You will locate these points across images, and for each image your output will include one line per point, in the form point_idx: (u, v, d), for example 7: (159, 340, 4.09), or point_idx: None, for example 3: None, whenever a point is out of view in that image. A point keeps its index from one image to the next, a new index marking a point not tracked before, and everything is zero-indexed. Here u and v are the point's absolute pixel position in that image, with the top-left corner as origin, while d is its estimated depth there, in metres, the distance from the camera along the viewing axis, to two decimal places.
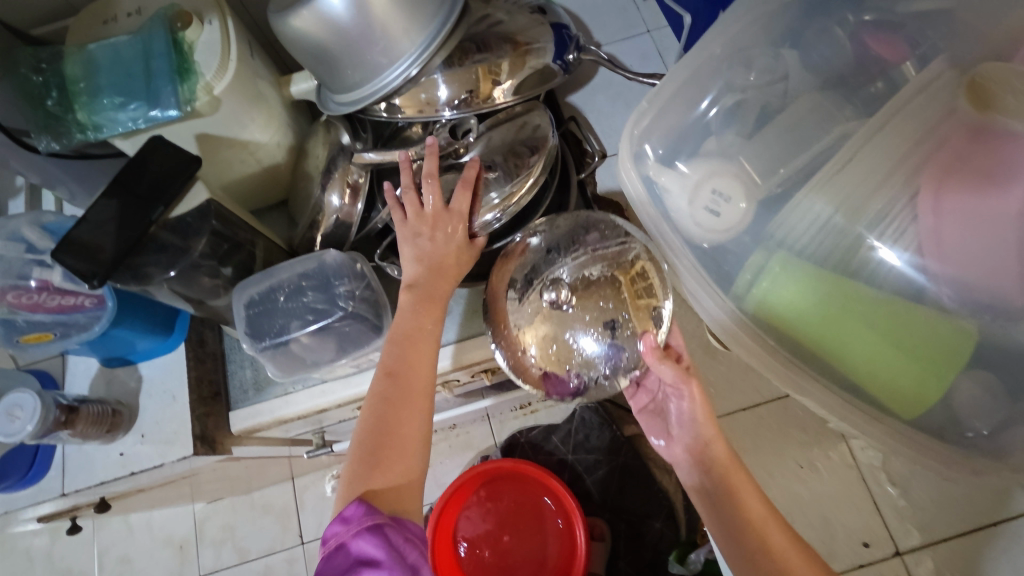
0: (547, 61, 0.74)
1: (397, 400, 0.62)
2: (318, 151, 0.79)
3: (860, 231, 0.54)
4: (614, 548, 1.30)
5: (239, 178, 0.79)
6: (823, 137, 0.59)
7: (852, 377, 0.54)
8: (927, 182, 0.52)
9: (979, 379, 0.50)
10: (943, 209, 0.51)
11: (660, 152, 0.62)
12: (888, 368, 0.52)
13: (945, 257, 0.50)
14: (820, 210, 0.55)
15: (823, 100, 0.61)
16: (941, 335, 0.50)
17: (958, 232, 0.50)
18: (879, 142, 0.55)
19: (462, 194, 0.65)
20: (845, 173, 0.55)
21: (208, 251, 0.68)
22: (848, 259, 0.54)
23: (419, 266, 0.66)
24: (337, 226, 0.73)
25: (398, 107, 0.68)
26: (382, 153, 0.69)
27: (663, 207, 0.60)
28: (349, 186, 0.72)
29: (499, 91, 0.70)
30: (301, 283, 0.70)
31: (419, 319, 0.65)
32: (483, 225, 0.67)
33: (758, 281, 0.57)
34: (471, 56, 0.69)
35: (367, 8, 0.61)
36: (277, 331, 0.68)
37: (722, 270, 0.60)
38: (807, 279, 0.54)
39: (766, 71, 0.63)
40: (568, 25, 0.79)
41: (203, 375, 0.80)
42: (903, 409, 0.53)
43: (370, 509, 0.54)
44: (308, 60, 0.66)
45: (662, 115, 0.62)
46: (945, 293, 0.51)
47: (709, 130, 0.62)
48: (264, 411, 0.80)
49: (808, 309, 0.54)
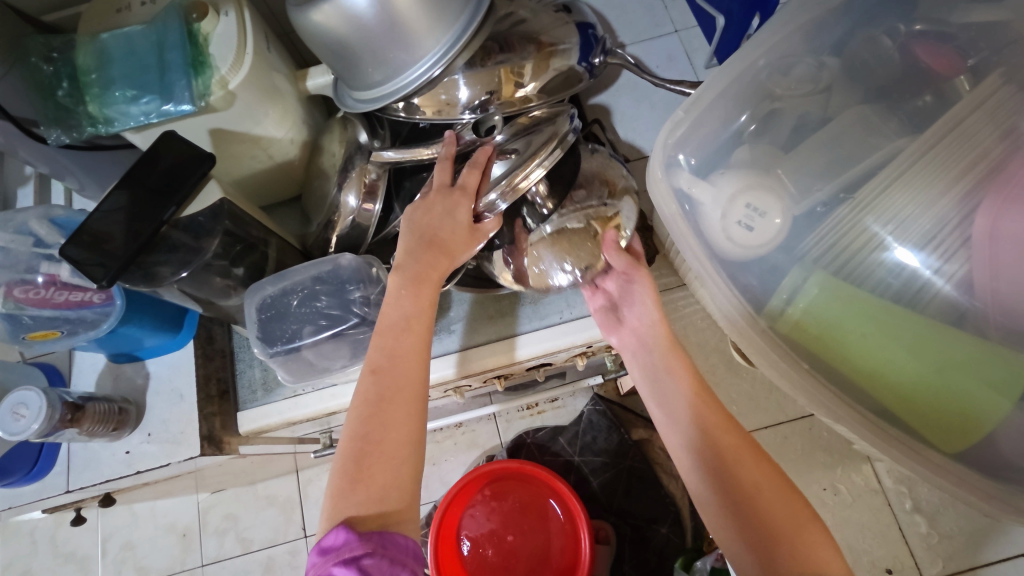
0: (573, 63, 0.72)
1: (383, 401, 0.59)
2: (333, 148, 0.77)
3: (906, 255, 0.52)
4: (619, 552, 1.29)
5: (251, 173, 0.77)
6: (869, 154, 0.56)
7: (893, 407, 0.52)
8: (982, 207, 0.50)
9: None
10: (1000, 235, 0.48)
11: (694, 162, 0.59)
12: (930, 396, 0.49)
13: (998, 285, 0.48)
14: (863, 230, 0.53)
15: (868, 114, 0.58)
16: (983, 361, 0.49)
17: (1014, 259, 0.48)
18: (931, 161, 0.52)
19: (471, 174, 0.63)
20: (893, 192, 0.53)
21: (220, 251, 0.66)
22: (890, 282, 0.52)
23: (419, 245, 0.63)
24: (352, 228, 0.71)
25: (417, 107, 0.66)
26: (402, 152, 0.67)
27: (697, 220, 0.57)
28: (366, 186, 0.69)
29: (522, 93, 0.68)
30: (314, 287, 0.68)
31: (424, 314, 0.63)
32: (488, 206, 0.64)
33: (794, 301, 0.54)
34: (494, 56, 0.66)
35: (391, 5, 0.59)
36: (289, 336, 0.67)
37: (756, 288, 0.57)
38: (847, 302, 0.52)
39: (807, 80, 0.60)
40: (594, 25, 0.76)
41: (212, 374, 0.79)
42: (946, 442, 0.50)
43: (349, 538, 0.52)
44: (328, 57, 0.64)
45: (698, 124, 0.58)
46: (994, 323, 0.49)
47: (745, 142, 0.60)
48: (272, 412, 0.78)
49: (847, 333, 0.52)
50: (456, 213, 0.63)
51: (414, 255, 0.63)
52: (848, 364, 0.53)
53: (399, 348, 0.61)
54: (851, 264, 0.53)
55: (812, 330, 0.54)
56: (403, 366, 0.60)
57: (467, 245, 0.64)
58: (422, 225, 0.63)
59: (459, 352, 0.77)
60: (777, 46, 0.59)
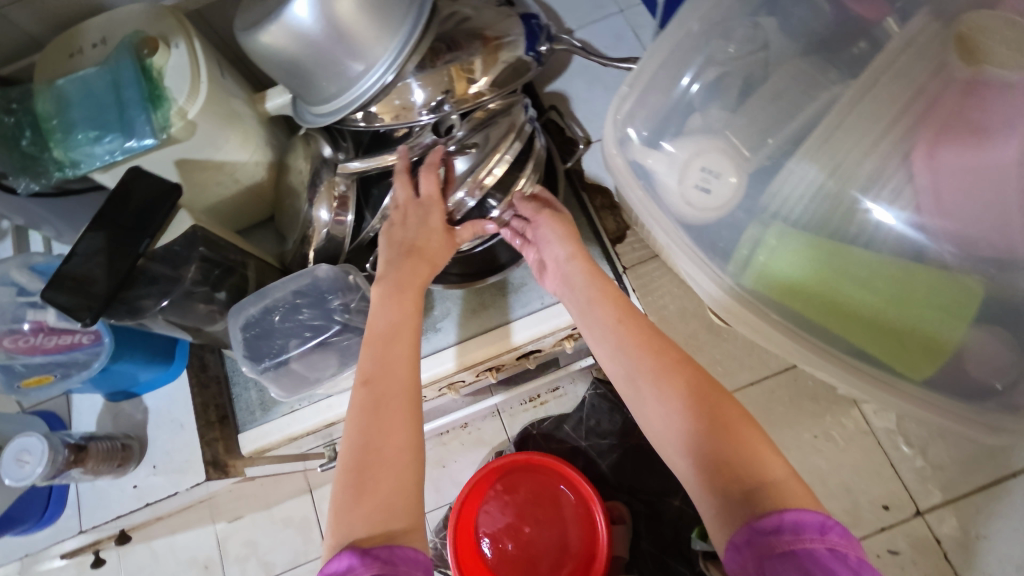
0: (521, 53, 0.73)
1: (378, 407, 0.59)
2: (300, 164, 0.78)
3: (854, 196, 0.54)
4: (635, 530, 1.30)
5: (222, 199, 0.79)
6: (811, 103, 0.58)
7: (862, 343, 0.53)
8: (920, 143, 0.53)
9: (988, 332, 0.50)
10: (938, 166, 0.51)
11: (645, 133, 0.61)
12: (897, 328, 0.51)
13: (944, 214, 0.51)
14: (813, 177, 0.55)
15: (807, 66, 0.60)
16: (945, 290, 0.50)
17: (955, 189, 0.51)
18: (870, 105, 0.55)
19: (429, 182, 0.67)
20: (836, 139, 0.55)
21: (199, 277, 0.68)
22: (845, 223, 0.54)
23: (397, 255, 0.67)
24: (328, 240, 0.73)
25: (376, 115, 0.68)
26: (367, 161, 0.69)
27: (653, 188, 0.59)
28: (337, 198, 0.71)
29: (476, 88, 0.69)
30: (295, 300, 0.69)
31: (411, 319, 0.65)
32: (457, 204, 0.69)
33: (755, 254, 0.56)
34: (443, 56, 0.67)
35: (336, 18, 0.60)
36: (276, 351, 0.68)
37: (718, 247, 0.58)
38: (806, 248, 0.53)
39: (746, 41, 0.61)
40: (537, 15, 0.77)
41: (209, 401, 0.80)
42: (913, 369, 0.51)
43: (353, 562, 0.50)
44: (281, 75, 0.66)
45: (644, 98, 0.60)
46: (946, 251, 0.51)
47: (693, 107, 0.61)
48: (272, 430, 0.79)
49: (811, 279, 0.53)
50: (430, 223, 0.67)
51: (394, 265, 0.66)
52: (823, 316, 0.54)
53: (391, 355, 0.62)
54: (809, 214, 0.55)
55: (785, 287, 0.54)
56: (397, 373, 0.61)
57: (447, 249, 0.68)
58: (399, 239, 0.67)
59: (453, 345, 0.78)
60: (712, 13, 0.60)
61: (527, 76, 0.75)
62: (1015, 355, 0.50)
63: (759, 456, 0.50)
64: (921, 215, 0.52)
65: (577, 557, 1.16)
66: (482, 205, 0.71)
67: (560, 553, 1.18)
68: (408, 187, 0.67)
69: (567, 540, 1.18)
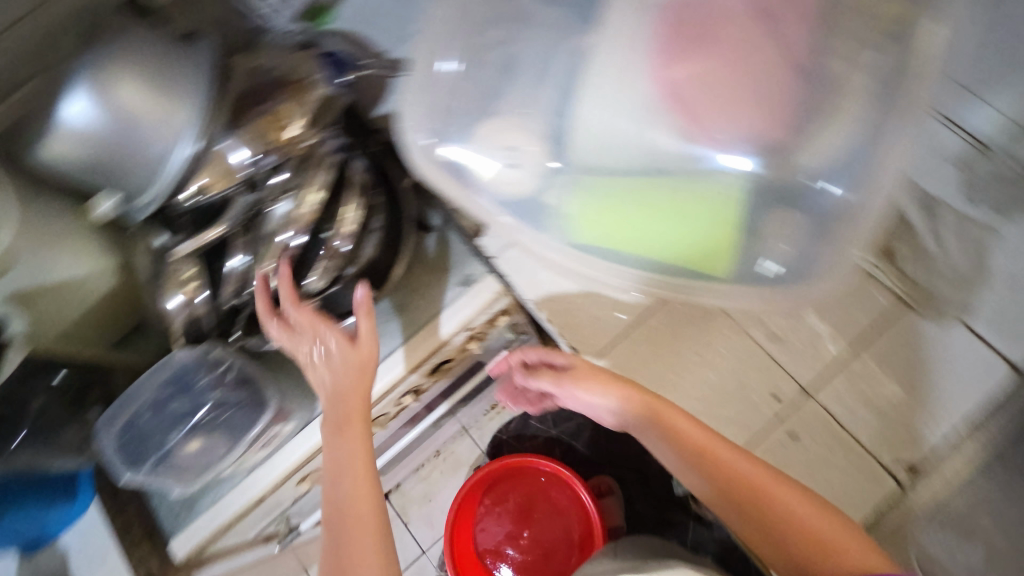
0: (328, 87, 0.70)
1: (344, 526, 0.59)
2: (144, 258, 0.69)
3: (623, 126, 0.57)
4: (628, 496, 1.26)
5: (83, 315, 0.68)
6: (565, 58, 0.60)
7: (682, 260, 0.55)
8: (657, 59, 0.56)
9: (770, 219, 0.55)
10: (673, 79, 0.56)
11: (433, 130, 0.58)
12: (697, 238, 0.54)
13: (692, 120, 0.56)
14: (587, 122, 0.58)
15: (564, 24, 0.61)
16: (715, 195, 0.55)
17: (692, 96, 0.56)
18: (613, 37, 0.57)
19: (309, 315, 0.61)
20: (600, 77, 0.56)
21: (55, 402, 0.68)
22: (624, 157, 0.57)
23: (329, 396, 0.61)
24: (188, 325, 0.65)
25: (206, 186, 0.63)
26: (197, 237, 0.64)
27: (464, 180, 0.58)
28: (182, 284, 0.63)
29: (292, 129, 0.65)
30: (163, 395, 0.68)
31: (364, 451, 0.60)
32: (286, 247, 0.63)
33: (566, 212, 0.57)
34: (252, 109, 0.65)
35: (123, 109, 0.62)
36: (157, 449, 0.67)
37: (539, 213, 0.58)
38: (605, 195, 0.57)
39: (507, 19, 0.62)
40: (335, 52, 0.79)
41: (131, 520, 0.71)
42: (718, 267, 0.54)
43: None
44: (95, 180, 0.65)
45: (425, 91, 0.58)
46: (703, 152, 0.56)
47: (474, 85, 0.60)
48: (201, 530, 0.67)
49: (622, 221, 0.56)
50: (333, 345, 0.61)
51: (324, 389, 0.61)
52: (651, 254, 0.55)
53: (341, 457, 0.60)
54: (617, 153, 0.57)
55: (611, 243, 0.56)
56: (358, 473, 0.60)
57: (366, 356, 0.62)
58: (331, 388, 0.61)
59: None
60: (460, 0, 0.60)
61: (345, 106, 0.72)
62: (802, 230, 0.54)
63: (806, 525, 0.57)
64: (676, 126, 0.56)
65: (583, 544, 1.15)
66: (318, 241, 0.65)
67: (567, 547, 1.16)
68: (300, 321, 0.61)
69: (570, 532, 1.16)
